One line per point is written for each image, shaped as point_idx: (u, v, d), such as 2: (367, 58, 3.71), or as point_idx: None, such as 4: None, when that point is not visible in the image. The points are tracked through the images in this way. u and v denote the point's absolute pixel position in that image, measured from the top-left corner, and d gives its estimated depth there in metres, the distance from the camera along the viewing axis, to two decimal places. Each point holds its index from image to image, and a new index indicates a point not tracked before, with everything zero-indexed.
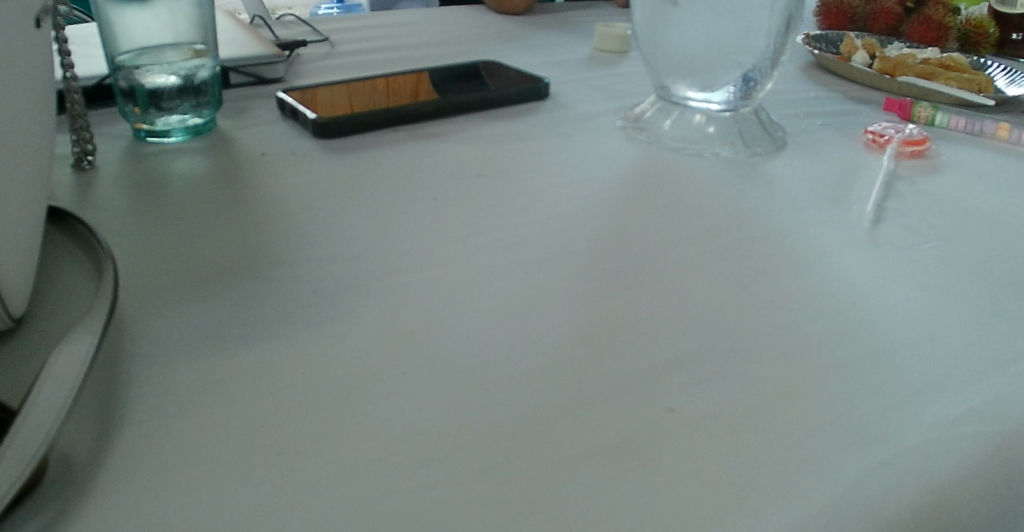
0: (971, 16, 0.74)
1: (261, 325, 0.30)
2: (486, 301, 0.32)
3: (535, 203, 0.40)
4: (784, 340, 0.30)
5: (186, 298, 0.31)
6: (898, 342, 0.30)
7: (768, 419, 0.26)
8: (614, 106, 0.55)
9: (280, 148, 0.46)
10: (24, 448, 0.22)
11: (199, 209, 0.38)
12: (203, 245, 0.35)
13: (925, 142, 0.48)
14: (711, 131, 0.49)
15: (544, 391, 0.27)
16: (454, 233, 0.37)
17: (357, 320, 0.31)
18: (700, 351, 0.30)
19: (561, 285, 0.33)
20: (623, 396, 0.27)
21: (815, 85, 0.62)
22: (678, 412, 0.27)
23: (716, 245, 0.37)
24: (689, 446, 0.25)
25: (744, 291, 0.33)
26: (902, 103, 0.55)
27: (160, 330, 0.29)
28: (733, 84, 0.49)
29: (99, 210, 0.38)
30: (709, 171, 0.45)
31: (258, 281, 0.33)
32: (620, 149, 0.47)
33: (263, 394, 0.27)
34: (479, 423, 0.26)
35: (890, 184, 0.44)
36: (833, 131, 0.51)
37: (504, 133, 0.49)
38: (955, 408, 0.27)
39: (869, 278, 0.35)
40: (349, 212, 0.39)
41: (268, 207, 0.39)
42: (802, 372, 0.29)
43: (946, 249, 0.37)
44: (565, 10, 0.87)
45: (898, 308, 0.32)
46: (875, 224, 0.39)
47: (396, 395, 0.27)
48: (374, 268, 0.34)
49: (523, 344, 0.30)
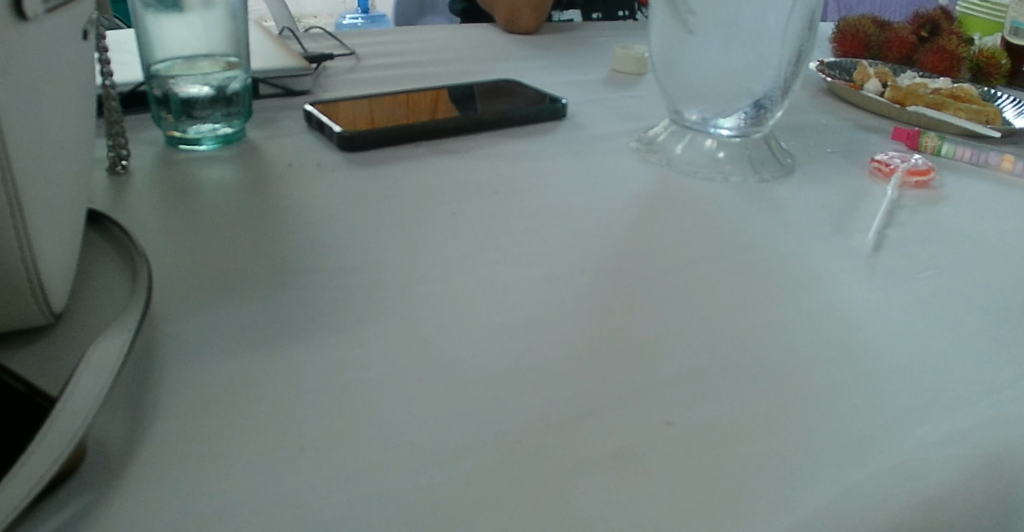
0: (984, 47, 0.75)
1: (285, 329, 0.32)
2: (499, 313, 0.34)
3: (548, 221, 0.42)
4: (781, 359, 0.32)
5: (216, 300, 0.33)
6: (892, 366, 0.32)
7: (761, 432, 0.28)
8: (628, 128, 0.56)
9: (306, 159, 0.48)
10: (63, 433, 0.23)
11: (227, 217, 0.40)
12: (232, 251, 0.37)
13: (930, 173, 0.49)
14: (721, 156, 0.50)
15: (552, 401, 0.29)
16: (470, 246, 0.39)
17: (376, 326, 0.32)
18: (701, 369, 0.31)
19: (572, 302, 0.35)
20: (626, 408, 0.29)
21: (828, 113, 0.64)
22: (675, 425, 0.28)
23: (721, 266, 0.38)
24: (685, 457, 0.27)
25: (747, 313, 0.35)
26: (909, 133, 0.56)
27: (191, 331, 0.31)
28: (744, 111, 0.50)
29: (133, 213, 0.40)
30: (718, 195, 0.46)
31: (283, 288, 0.34)
32: (633, 171, 0.49)
33: (287, 393, 0.28)
34: (488, 428, 0.27)
35: (893, 213, 0.45)
36: (842, 158, 0.52)
37: (521, 151, 0.51)
38: (941, 430, 0.29)
39: (867, 304, 0.36)
40: (371, 223, 0.40)
41: (294, 216, 0.41)
42: (797, 392, 0.30)
43: (943, 278, 0.38)
44: (585, 31, 0.89)
45: (893, 334, 0.34)
46: (876, 251, 0.41)
47: (412, 399, 0.29)
48: (394, 279, 0.36)
49: (532, 354, 0.31)
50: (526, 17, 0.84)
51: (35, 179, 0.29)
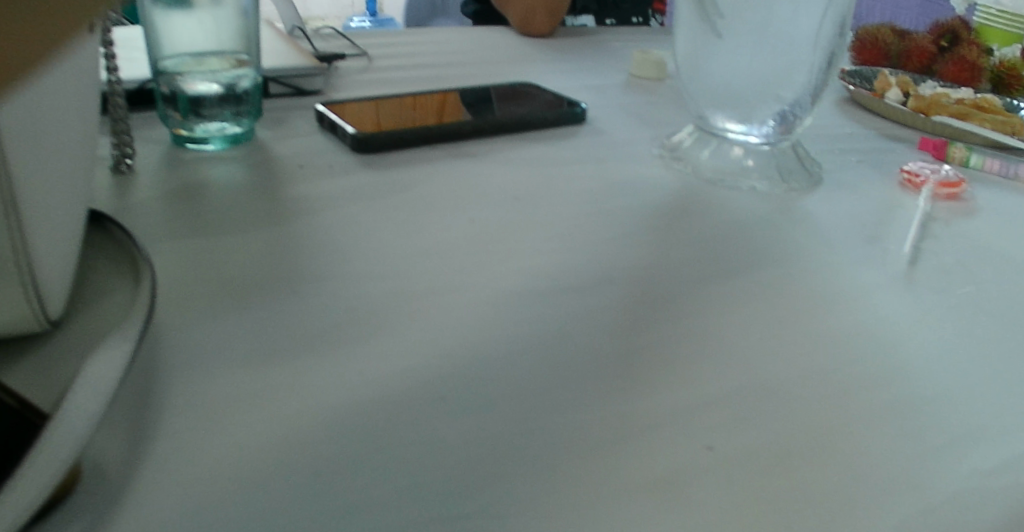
0: (1005, 58, 0.74)
1: (297, 341, 0.30)
2: (522, 326, 0.32)
3: (569, 229, 0.40)
4: (822, 380, 0.30)
5: (225, 308, 0.32)
6: (938, 390, 0.30)
7: (806, 459, 0.26)
8: (649, 134, 0.55)
9: (318, 161, 0.46)
10: (58, 453, 0.22)
11: (235, 220, 0.39)
12: (241, 256, 0.35)
13: (960, 185, 0.48)
14: (750, 164, 0.48)
15: (583, 424, 0.27)
16: (489, 255, 0.37)
17: (393, 339, 0.31)
18: (738, 390, 0.29)
19: (600, 317, 0.33)
20: (662, 432, 0.27)
21: (850, 121, 0.62)
22: (716, 451, 0.26)
23: (752, 279, 0.37)
24: (728, 485, 0.25)
25: (782, 329, 0.33)
26: (936, 143, 0.54)
27: (197, 341, 0.29)
28: (772, 118, 0.49)
29: (139, 214, 0.38)
30: (745, 204, 0.44)
31: (294, 296, 0.33)
32: (655, 178, 0.47)
33: (303, 411, 0.27)
34: (515, 452, 0.26)
35: (925, 225, 0.43)
36: (868, 168, 0.51)
37: (540, 156, 0.49)
38: (993, 458, 0.27)
39: (906, 321, 0.34)
40: (385, 229, 0.39)
41: (306, 220, 0.39)
42: (839, 415, 0.28)
43: (983, 294, 0.37)
44: (599, 35, 0.88)
45: (935, 354, 0.32)
46: (911, 265, 0.39)
47: (434, 419, 0.27)
48: (411, 288, 0.34)
49: (559, 372, 0.30)
50: (541, 20, 0.82)
51: (34, 178, 0.27)
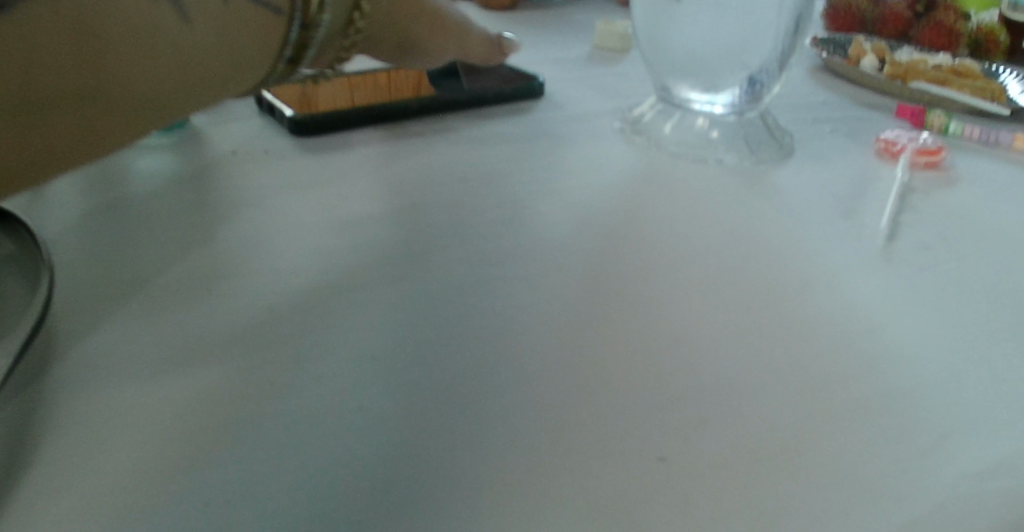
0: (982, 22, 0.72)
1: (211, 349, 0.27)
2: (465, 323, 0.29)
3: (522, 214, 0.38)
4: (791, 373, 0.28)
5: (134, 312, 0.29)
6: (918, 381, 0.27)
7: (770, 468, 0.24)
8: (613, 106, 0.52)
9: (255, 146, 0.43)
10: None
11: (157, 213, 0.35)
12: (159, 252, 0.32)
13: (940, 152, 0.45)
14: (715, 136, 0.46)
15: (522, 437, 0.24)
16: (434, 244, 0.35)
17: (320, 343, 0.28)
18: (699, 388, 0.27)
19: (551, 309, 0.30)
20: (610, 443, 0.24)
21: (824, 89, 0.60)
22: (670, 464, 0.24)
23: (716, 262, 0.34)
24: (681, 504, 0.22)
25: (749, 315, 0.31)
26: (913, 110, 0.52)
27: (99, 353, 0.27)
28: (739, 87, 0.47)
29: (51, 208, 0.35)
30: (711, 178, 0.42)
31: (214, 297, 0.30)
32: (617, 153, 0.44)
33: (207, 435, 0.24)
34: (443, 477, 0.23)
35: (903, 196, 0.41)
36: (843, 137, 0.48)
37: (495, 135, 0.46)
38: (980, 460, 0.24)
39: (883, 303, 0.32)
40: (322, 219, 0.36)
41: (235, 212, 0.36)
42: (809, 415, 0.26)
43: (964, 272, 0.34)
44: (566, 5, 0.85)
45: (914, 339, 0.30)
46: (888, 241, 0.36)
47: (354, 444, 0.24)
48: (345, 284, 0.31)
49: (503, 374, 0.27)
50: None
51: None
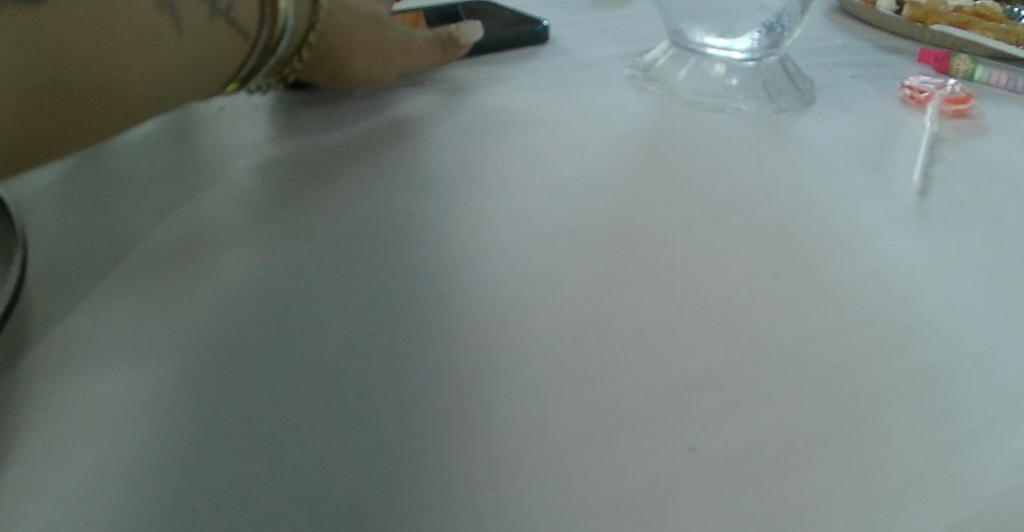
0: None
1: (198, 327, 0.25)
2: (475, 292, 0.27)
3: (532, 169, 0.35)
4: (828, 344, 0.26)
5: (115, 288, 0.26)
6: (964, 350, 0.25)
7: (812, 454, 0.22)
8: (622, 52, 0.49)
9: (243, 100, 0.40)
10: None
11: (139, 176, 0.33)
12: (141, 220, 0.30)
13: (969, 100, 0.42)
14: (733, 83, 0.43)
15: (541, 421, 0.22)
16: (437, 204, 0.32)
17: (318, 316, 0.26)
18: (730, 364, 0.24)
19: (566, 276, 0.28)
20: (638, 428, 0.22)
21: (842, 33, 0.57)
22: (703, 452, 0.22)
23: (740, 221, 0.32)
24: (718, 498, 0.20)
25: (779, 278, 0.29)
26: (938, 55, 0.49)
27: (77, 334, 0.24)
28: (758, 30, 0.44)
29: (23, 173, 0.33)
30: (730, 129, 0.39)
31: (201, 269, 0.27)
32: (628, 103, 0.42)
33: (196, 424, 0.22)
34: (457, 466, 0.21)
35: (932, 147, 0.38)
36: (865, 84, 0.46)
37: (498, 85, 0.44)
38: None
39: (921, 264, 0.30)
40: (316, 178, 0.33)
41: (223, 172, 0.33)
42: (851, 392, 0.24)
43: (1004, 228, 0.32)
44: None
45: (956, 303, 0.28)
46: (920, 196, 0.34)
47: (360, 426, 0.22)
48: (343, 250, 0.29)
49: (517, 349, 0.25)
50: None
51: None
